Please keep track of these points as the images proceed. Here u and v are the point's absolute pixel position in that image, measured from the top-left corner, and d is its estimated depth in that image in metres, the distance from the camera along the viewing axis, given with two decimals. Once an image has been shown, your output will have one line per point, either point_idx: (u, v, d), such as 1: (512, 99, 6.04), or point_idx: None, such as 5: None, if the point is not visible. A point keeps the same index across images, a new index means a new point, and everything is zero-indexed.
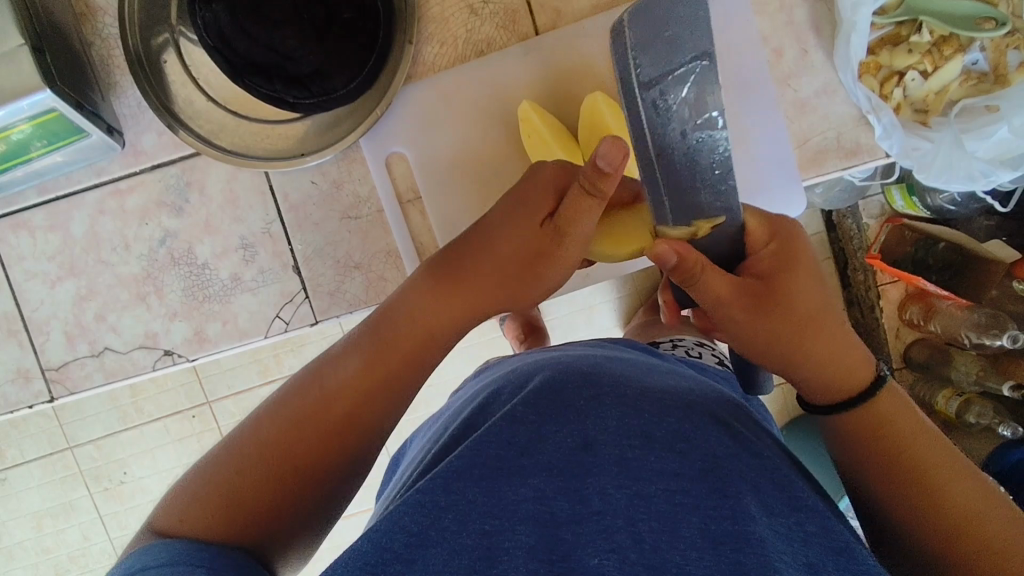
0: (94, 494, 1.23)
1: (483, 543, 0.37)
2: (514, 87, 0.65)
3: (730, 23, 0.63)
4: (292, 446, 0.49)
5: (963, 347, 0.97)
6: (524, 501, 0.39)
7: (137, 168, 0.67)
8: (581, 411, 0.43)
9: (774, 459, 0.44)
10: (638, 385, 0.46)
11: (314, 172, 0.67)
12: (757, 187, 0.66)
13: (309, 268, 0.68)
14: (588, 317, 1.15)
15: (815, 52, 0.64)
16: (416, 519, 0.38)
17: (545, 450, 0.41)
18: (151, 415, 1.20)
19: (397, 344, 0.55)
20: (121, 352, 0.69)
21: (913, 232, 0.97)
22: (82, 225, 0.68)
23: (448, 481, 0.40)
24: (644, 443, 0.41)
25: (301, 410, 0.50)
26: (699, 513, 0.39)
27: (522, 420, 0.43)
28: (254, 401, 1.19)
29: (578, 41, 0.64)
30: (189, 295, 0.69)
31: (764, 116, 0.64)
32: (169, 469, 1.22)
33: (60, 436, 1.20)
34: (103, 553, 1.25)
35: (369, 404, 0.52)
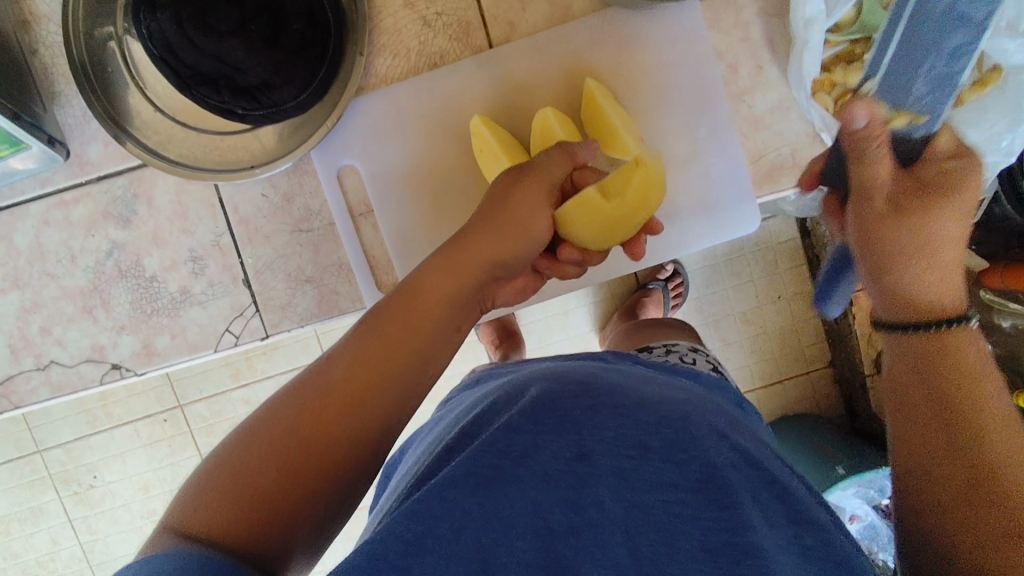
0: (63, 500, 1.21)
1: (478, 552, 0.38)
2: (469, 101, 0.64)
3: (684, 38, 0.63)
4: (291, 448, 0.42)
5: None
6: (521, 514, 0.40)
7: (82, 179, 0.66)
8: (578, 421, 0.44)
9: (773, 471, 0.45)
10: (636, 396, 0.46)
11: (265, 185, 0.66)
12: (712, 205, 0.66)
13: (259, 281, 0.67)
14: (563, 322, 1.14)
15: (771, 68, 0.63)
16: (411, 527, 0.37)
17: (539, 459, 0.42)
18: (120, 419, 1.18)
19: (412, 326, 0.48)
20: (68, 365, 0.68)
21: None
22: (27, 236, 0.67)
23: (443, 488, 0.39)
24: (640, 454, 0.42)
25: (308, 406, 0.44)
26: (695, 525, 0.41)
27: (520, 430, 0.43)
28: (225, 404, 1.18)
29: (532, 54, 0.63)
30: (137, 309, 0.67)
31: (718, 133, 0.64)
32: (138, 475, 1.20)
33: (28, 440, 1.19)
34: (73, 558, 1.23)
35: (379, 395, 0.46)
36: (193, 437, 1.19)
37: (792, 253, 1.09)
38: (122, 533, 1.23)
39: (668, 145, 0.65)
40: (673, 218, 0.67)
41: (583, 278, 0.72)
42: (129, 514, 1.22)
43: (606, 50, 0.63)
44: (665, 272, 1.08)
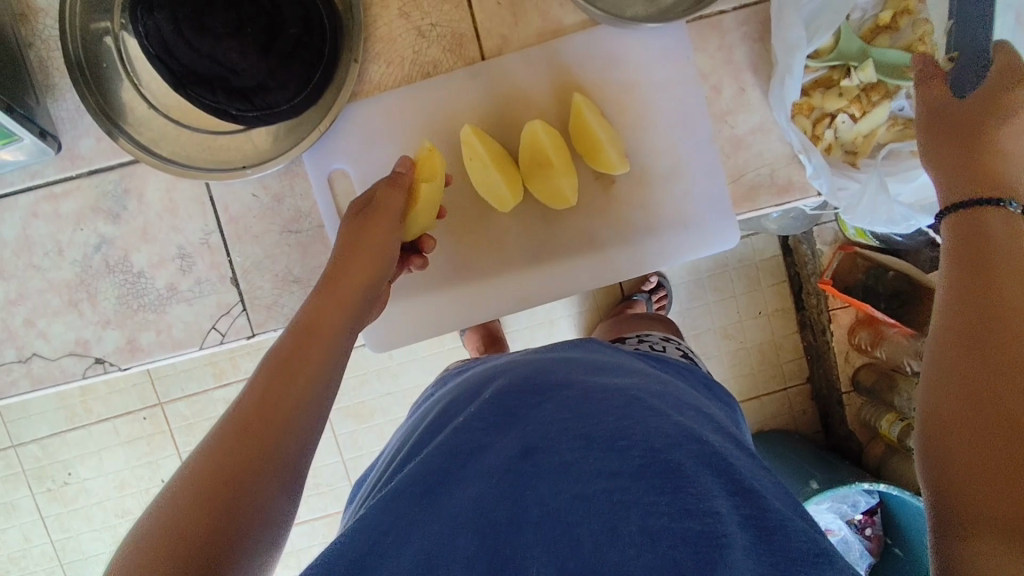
0: (36, 496, 1.20)
1: (422, 560, 0.45)
2: (459, 111, 0.66)
3: (670, 57, 0.65)
4: (226, 476, 0.44)
5: (907, 375, 1.01)
6: (464, 510, 0.47)
7: (73, 172, 0.66)
8: (523, 418, 0.52)
9: (713, 445, 0.47)
10: (577, 387, 0.53)
11: (256, 185, 0.67)
12: (693, 220, 0.67)
13: (247, 280, 0.67)
14: (548, 331, 1.15)
15: (751, 91, 0.66)
16: (359, 544, 0.45)
17: (485, 459, 0.50)
18: (99, 416, 1.17)
19: (314, 349, 0.52)
20: (50, 358, 0.68)
21: (866, 260, 1.03)
22: (14, 227, 0.67)
23: (391, 500, 0.48)
24: (584, 445, 0.48)
25: (233, 431, 0.46)
26: (639, 510, 0.44)
27: (470, 428, 0.52)
28: (206, 404, 1.17)
29: (524, 67, 0.65)
30: (123, 304, 0.68)
31: (700, 150, 0.66)
32: (114, 473, 1.19)
33: (4, 434, 1.18)
34: (44, 555, 1.21)
35: (292, 414, 0.48)
36: (172, 436, 1.18)
37: (774, 270, 1.12)
38: (94, 532, 1.21)
39: (653, 161, 0.67)
40: (654, 232, 0.67)
41: (569, 280, 0.68)
42: (103, 513, 1.20)
43: (594, 67, 0.65)
44: (649, 284, 1.10)
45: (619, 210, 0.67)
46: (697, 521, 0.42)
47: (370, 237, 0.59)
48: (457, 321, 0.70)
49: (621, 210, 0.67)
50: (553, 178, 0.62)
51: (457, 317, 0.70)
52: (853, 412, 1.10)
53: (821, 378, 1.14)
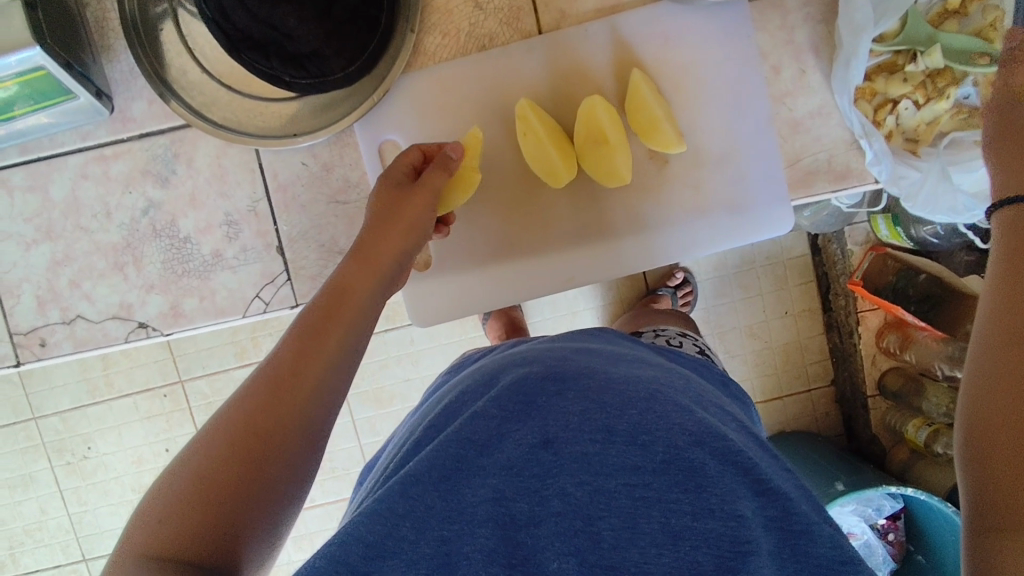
0: (56, 468, 1.20)
1: (440, 550, 0.45)
2: (513, 85, 0.65)
3: (731, 37, 0.64)
4: (236, 459, 0.44)
5: (936, 379, 1.00)
6: (483, 502, 0.46)
7: (124, 135, 0.66)
8: (543, 408, 0.49)
9: (734, 443, 0.47)
10: (602, 376, 0.50)
11: (305, 153, 0.66)
12: (744, 204, 0.66)
13: (293, 249, 0.67)
14: (570, 323, 1.14)
15: (812, 74, 0.64)
16: (374, 529, 0.44)
17: (504, 449, 0.47)
18: (121, 390, 1.18)
19: (330, 330, 0.50)
20: (93, 321, 0.68)
21: (896, 261, 1.02)
22: (63, 188, 0.67)
23: (405, 487, 0.46)
24: (605, 437, 0.47)
25: (254, 404, 0.46)
26: (661, 508, 0.45)
27: (484, 415, 0.49)
28: (227, 383, 1.17)
29: (582, 41, 0.64)
30: (168, 269, 0.68)
31: (759, 132, 0.65)
32: (133, 448, 1.19)
33: (25, 405, 1.18)
34: (59, 528, 1.22)
35: (301, 397, 0.47)
36: (191, 414, 1.18)
37: (802, 269, 1.10)
38: (111, 506, 1.21)
39: (706, 142, 0.65)
40: (705, 215, 0.66)
41: (593, 272, 0.67)
42: (120, 487, 1.20)
43: (652, 45, 0.64)
44: (674, 279, 1.09)
45: (669, 191, 0.65)
46: (719, 522, 0.44)
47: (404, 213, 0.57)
48: (496, 300, 0.68)
49: (671, 191, 0.65)
50: (609, 154, 0.61)
51: (499, 295, 0.68)
52: (878, 415, 1.09)
53: (844, 381, 1.12)
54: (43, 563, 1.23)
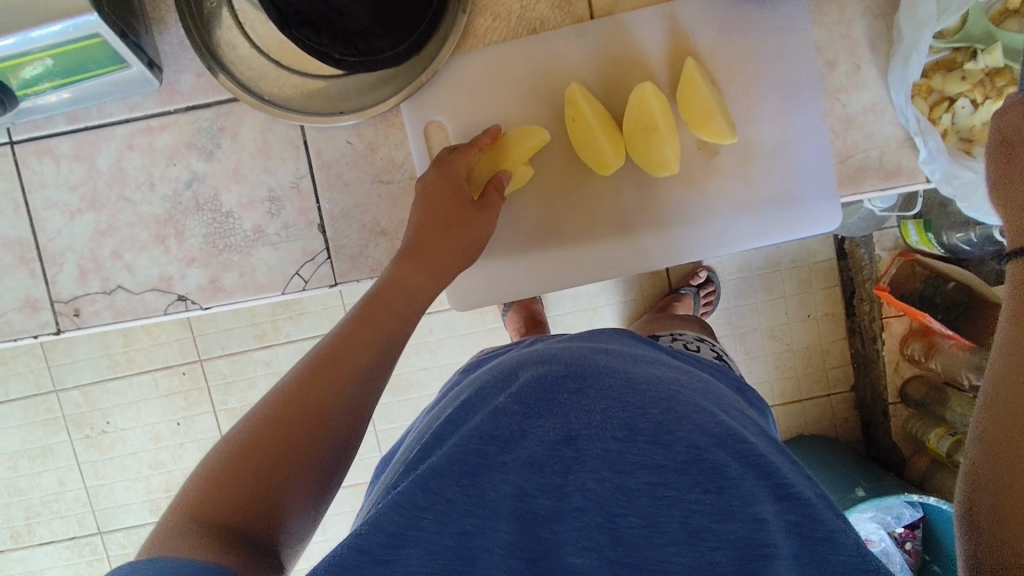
0: (74, 441, 1.20)
1: (460, 543, 0.44)
2: (563, 70, 0.64)
3: (786, 29, 0.63)
4: (276, 437, 0.44)
5: (961, 389, 0.99)
6: (505, 497, 0.46)
7: (171, 107, 0.66)
8: (565, 404, 0.48)
9: (756, 445, 0.47)
10: (623, 376, 0.50)
11: (350, 132, 0.66)
12: (792, 199, 0.65)
13: (334, 228, 0.67)
14: (590, 318, 1.13)
15: (868, 69, 0.63)
16: (395, 520, 0.42)
17: (525, 445, 0.47)
18: (141, 367, 1.17)
19: (378, 323, 0.51)
20: (133, 292, 0.68)
21: (925, 267, 1.00)
22: (109, 158, 0.67)
23: (426, 479, 0.44)
24: (627, 436, 0.47)
25: (299, 386, 0.46)
26: (682, 508, 0.46)
27: (506, 411, 0.48)
28: (247, 363, 1.17)
29: (634, 29, 0.63)
30: (209, 243, 0.68)
31: (809, 126, 0.64)
32: (151, 424, 1.19)
33: (45, 378, 1.18)
34: (75, 501, 1.21)
35: (342, 382, 0.47)
36: (209, 393, 1.18)
37: (828, 273, 1.09)
38: (128, 482, 1.21)
39: (757, 135, 0.64)
40: (751, 208, 0.65)
41: (618, 269, 0.67)
42: (137, 463, 1.20)
43: (707, 34, 0.63)
44: (698, 278, 1.08)
45: (716, 183, 0.65)
46: (739, 523, 0.45)
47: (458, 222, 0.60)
48: (534, 287, 0.68)
49: (719, 183, 0.65)
50: (658, 142, 0.61)
51: (529, 284, 0.68)
52: (898, 423, 1.08)
53: (864, 387, 1.10)
54: (58, 535, 1.23)
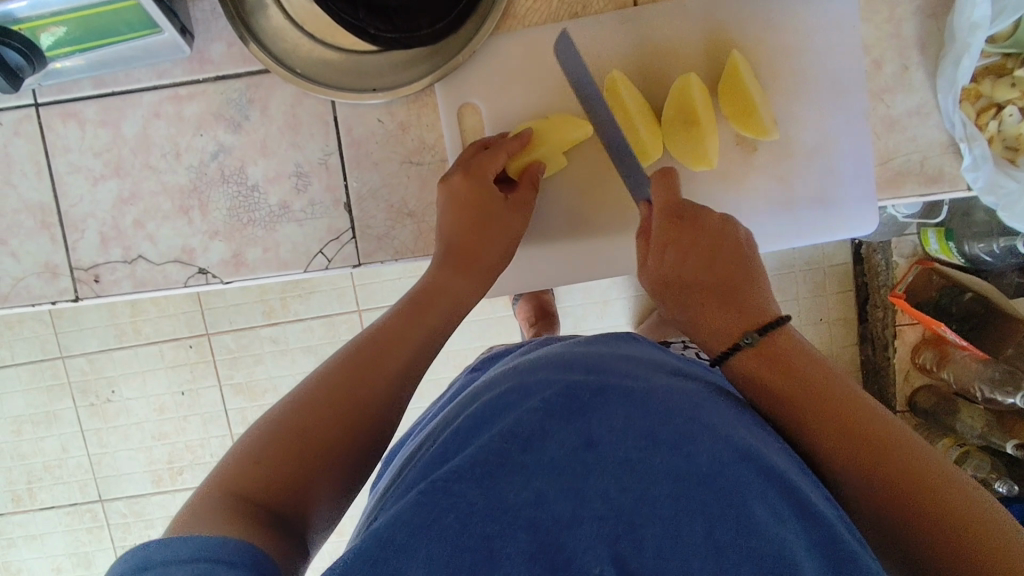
0: (78, 408, 1.19)
1: (483, 546, 0.41)
2: (602, 57, 0.62)
3: (835, 25, 0.61)
4: (317, 421, 0.45)
5: (974, 401, 0.97)
6: (526, 504, 0.43)
7: (201, 76, 0.65)
8: (589, 409, 0.47)
9: (780, 466, 0.46)
10: (646, 384, 0.50)
11: (382, 111, 0.65)
12: (830, 200, 0.64)
13: (361, 208, 0.66)
14: (601, 311, 1.11)
15: (916, 71, 0.61)
16: (418, 514, 0.41)
17: (548, 447, 0.45)
18: (148, 338, 1.17)
19: (419, 320, 0.54)
20: (155, 262, 0.67)
21: (943, 277, 0.95)
22: (135, 125, 0.66)
23: (448, 484, 0.43)
24: (650, 445, 0.45)
25: (341, 377, 0.48)
26: (704, 520, 0.43)
27: (529, 412, 0.47)
28: (253, 339, 1.16)
29: (678, 18, 0.61)
30: (233, 216, 0.67)
31: (852, 126, 0.62)
32: (156, 395, 1.18)
33: (52, 344, 1.17)
34: (78, 468, 1.21)
35: (387, 377, 0.49)
36: (215, 367, 1.17)
37: (842, 278, 1.07)
38: (131, 451, 1.21)
39: (798, 134, 0.63)
40: (788, 208, 0.64)
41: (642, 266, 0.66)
42: (141, 433, 1.20)
43: (753, 26, 0.61)
44: None
45: (753, 179, 0.63)
46: (762, 541, 0.42)
47: (493, 221, 0.60)
48: (564, 276, 0.67)
49: (756, 179, 0.63)
50: (699, 136, 0.60)
51: (554, 274, 0.67)
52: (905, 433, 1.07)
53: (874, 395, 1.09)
54: (59, 500, 1.22)
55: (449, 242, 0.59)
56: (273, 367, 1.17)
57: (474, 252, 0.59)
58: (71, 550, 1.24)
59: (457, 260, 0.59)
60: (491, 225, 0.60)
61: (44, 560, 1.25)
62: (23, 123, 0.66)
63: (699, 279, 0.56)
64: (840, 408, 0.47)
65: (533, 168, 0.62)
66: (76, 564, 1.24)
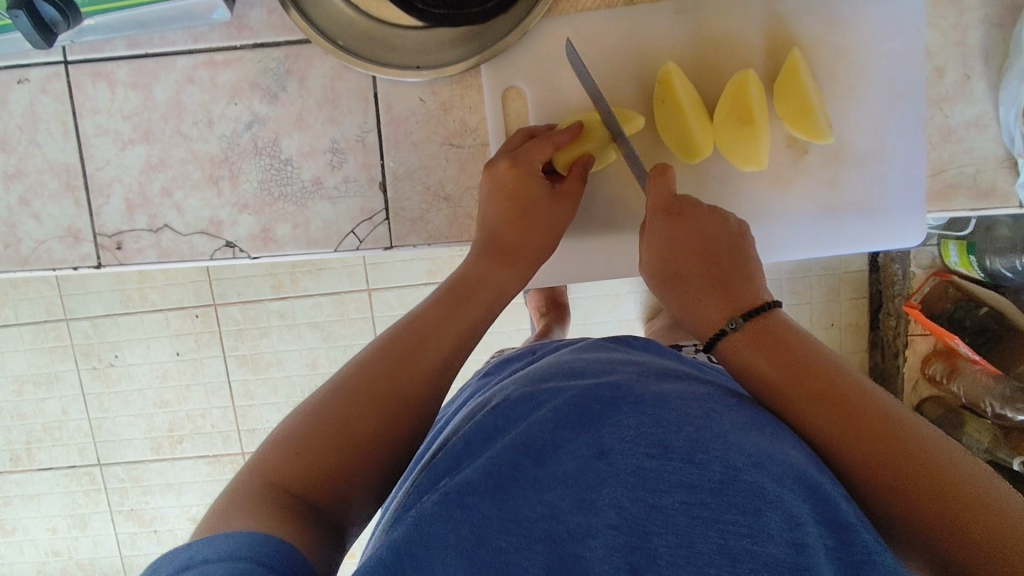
0: (81, 372, 1.18)
1: (497, 559, 0.42)
2: (655, 47, 0.60)
3: (898, 27, 0.59)
4: (355, 415, 0.48)
5: (981, 414, 0.94)
6: (540, 518, 0.44)
7: (238, 43, 0.63)
8: (600, 419, 0.47)
9: (802, 466, 0.43)
10: (655, 391, 0.49)
11: (424, 90, 0.63)
12: (879, 208, 0.62)
13: (397, 188, 0.64)
14: (612, 305, 1.09)
15: (979, 80, 0.59)
16: (434, 528, 0.43)
17: (561, 461, 0.45)
18: (154, 305, 1.15)
19: (452, 316, 0.55)
20: (181, 233, 0.66)
21: (959, 290, 0.93)
22: (167, 89, 0.64)
23: (461, 496, 0.44)
24: (661, 454, 0.44)
25: (374, 372, 0.50)
26: (717, 528, 0.41)
27: (539, 431, 0.47)
28: (260, 313, 1.14)
29: (737, 11, 0.59)
30: (264, 190, 0.65)
31: (907, 134, 0.60)
32: (160, 363, 1.17)
33: (58, 306, 1.15)
34: (79, 431, 1.20)
35: (421, 374, 0.51)
36: (221, 338, 1.15)
37: (856, 283, 1.05)
38: (132, 418, 1.19)
39: (853, 138, 0.61)
40: (834, 213, 0.62)
41: None
42: (143, 400, 1.18)
43: (814, 24, 0.59)
44: None
45: (802, 182, 0.62)
46: (778, 548, 0.40)
47: (530, 219, 0.60)
48: (601, 271, 0.65)
49: (804, 183, 0.62)
50: (751, 135, 0.58)
51: (591, 270, 0.66)
52: None
53: None
54: (59, 462, 1.21)
55: (486, 237, 0.60)
56: (279, 342, 1.15)
57: (509, 248, 0.60)
58: (67, 512, 1.23)
59: (490, 256, 0.59)
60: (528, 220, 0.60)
61: (41, 520, 1.24)
62: (52, 81, 0.64)
63: (690, 270, 0.54)
64: (838, 394, 0.45)
65: (581, 163, 0.60)
66: (73, 526, 1.24)
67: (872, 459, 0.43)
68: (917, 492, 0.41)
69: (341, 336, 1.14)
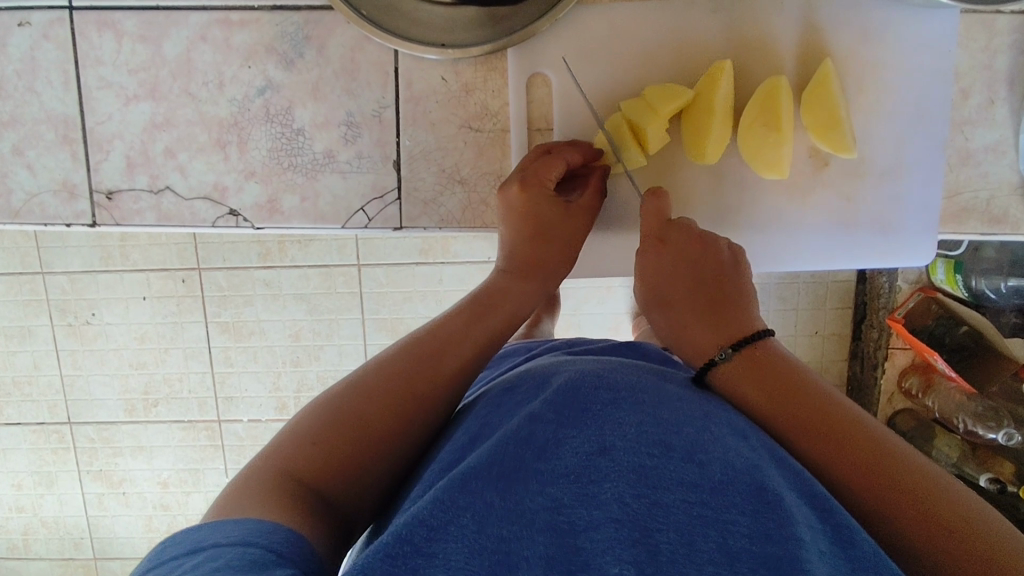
0: (56, 327, 1.14)
1: (500, 548, 0.38)
2: (687, 45, 0.59)
3: (930, 46, 0.59)
4: (372, 414, 0.48)
5: (952, 430, 0.95)
6: (542, 509, 0.40)
7: (256, 3, 0.60)
8: (597, 417, 0.45)
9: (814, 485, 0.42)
10: (658, 394, 0.48)
11: (447, 69, 0.61)
12: (893, 225, 0.62)
13: (411, 168, 0.62)
14: (602, 297, 1.08)
15: (1001, 106, 0.60)
16: (436, 513, 0.39)
17: (562, 456, 0.42)
18: (136, 264, 1.11)
19: (479, 323, 0.56)
20: (183, 196, 0.63)
21: (941, 308, 0.92)
22: (178, 46, 0.61)
23: (466, 480, 0.41)
24: (662, 454, 0.42)
25: (400, 370, 0.50)
26: (719, 527, 0.38)
27: (541, 419, 0.45)
28: (245, 280, 1.11)
29: (772, 15, 0.58)
30: (274, 159, 0.62)
31: (928, 155, 0.60)
32: (139, 325, 1.14)
33: (34, 258, 1.11)
34: (50, 387, 1.17)
35: (441, 377, 0.51)
36: (203, 303, 1.12)
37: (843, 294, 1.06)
38: (105, 377, 1.16)
39: (874, 154, 0.61)
40: (849, 225, 0.62)
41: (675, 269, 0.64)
42: (119, 360, 1.15)
43: (846, 35, 0.59)
44: None
45: (819, 194, 0.62)
46: (779, 547, 0.36)
47: (552, 234, 0.60)
48: (615, 270, 0.65)
49: (821, 195, 0.62)
50: (772, 142, 0.58)
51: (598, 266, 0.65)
52: None
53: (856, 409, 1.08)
54: (27, 417, 1.18)
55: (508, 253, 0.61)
56: (263, 311, 1.12)
57: (534, 263, 0.61)
58: (33, 468, 1.20)
59: (517, 269, 0.61)
60: (551, 233, 0.60)
61: (6, 475, 1.21)
62: (54, 26, 0.61)
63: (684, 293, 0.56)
64: (841, 422, 0.45)
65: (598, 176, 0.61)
66: (39, 483, 1.21)
67: (856, 468, 0.43)
68: (897, 499, 0.41)
69: (326, 309, 1.12)
